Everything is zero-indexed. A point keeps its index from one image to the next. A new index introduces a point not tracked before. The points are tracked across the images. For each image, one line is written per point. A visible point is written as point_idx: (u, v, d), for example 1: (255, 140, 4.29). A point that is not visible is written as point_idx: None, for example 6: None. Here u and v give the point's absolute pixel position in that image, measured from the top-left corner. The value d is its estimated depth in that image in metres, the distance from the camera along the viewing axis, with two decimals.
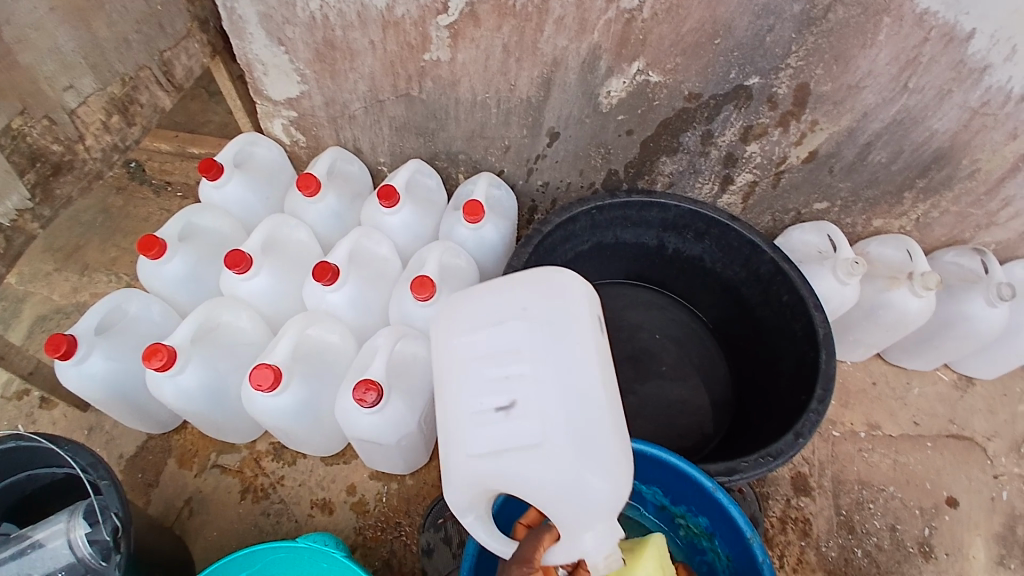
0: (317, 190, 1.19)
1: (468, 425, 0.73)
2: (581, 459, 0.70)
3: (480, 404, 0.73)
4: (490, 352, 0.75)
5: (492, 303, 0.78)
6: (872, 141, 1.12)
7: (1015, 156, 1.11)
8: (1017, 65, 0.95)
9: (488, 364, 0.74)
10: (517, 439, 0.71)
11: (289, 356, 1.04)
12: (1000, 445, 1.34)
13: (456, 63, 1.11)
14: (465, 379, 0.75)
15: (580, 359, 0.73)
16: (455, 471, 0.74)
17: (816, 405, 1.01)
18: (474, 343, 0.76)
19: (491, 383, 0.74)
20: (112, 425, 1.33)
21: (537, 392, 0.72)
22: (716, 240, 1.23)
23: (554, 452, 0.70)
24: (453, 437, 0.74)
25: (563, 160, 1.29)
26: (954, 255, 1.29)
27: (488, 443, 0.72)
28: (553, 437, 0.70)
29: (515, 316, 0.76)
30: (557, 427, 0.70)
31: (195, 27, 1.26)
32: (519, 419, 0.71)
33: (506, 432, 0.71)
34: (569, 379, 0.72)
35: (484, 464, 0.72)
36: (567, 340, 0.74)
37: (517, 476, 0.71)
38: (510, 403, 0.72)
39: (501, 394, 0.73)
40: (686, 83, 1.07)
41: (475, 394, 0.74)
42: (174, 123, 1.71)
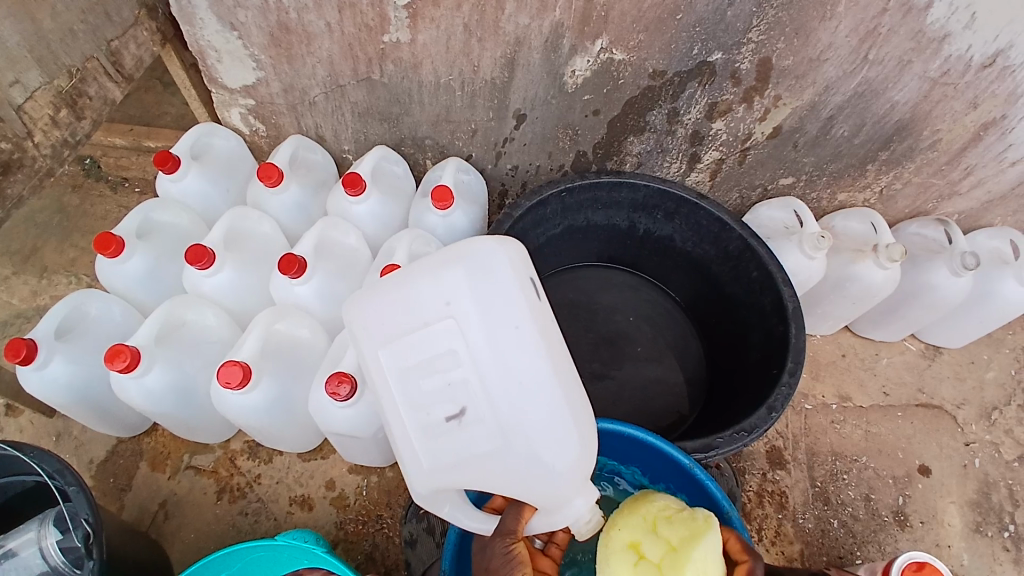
0: (279, 180, 1.16)
1: (419, 431, 0.74)
2: (539, 442, 0.71)
3: (427, 405, 0.73)
4: (426, 359, 0.73)
5: (415, 305, 0.74)
6: (835, 115, 1.13)
7: (975, 126, 1.12)
8: (974, 34, 0.96)
9: (427, 371, 0.73)
10: (469, 431, 0.72)
11: (257, 352, 1.01)
12: (969, 412, 1.38)
13: (417, 45, 1.08)
14: (409, 391, 0.74)
15: (517, 342, 0.72)
16: (418, 469, 0.75)
17: (787, 378, 1.02)
18: (407, 353, 0.73)
19: (436, 391, 0.73)
20: (80, 431, 1.29)
21: (482, 388, 0.71)
22: (686, 219, 1.23)
23: (513, 443, 0.71)
24: (413, 449, 0.75)
25: (531, 143, 1.27)
26: (918, 227, 1.31)
27: (450, 446, 0.73)
28: (508, 429, 0.71)
29: (442, 315, 0.72)
30: (511, 418, 0.71)
31: (143, 14, 1.20)
32: (473, 420, 0.72)
33: (463, 434, 0.72)
34: (511, 365, 0.72)
35: (450, 467, 0.74)
36: (500, 325, 0.72)
37: (478, 463, 0.73)
38: (459, 405, 0.72)
39: (444, 394, 0.72)
40: (651, 60, 1.06)
41: (419, 397, 0.73)
42: (129, 116, 1.65)
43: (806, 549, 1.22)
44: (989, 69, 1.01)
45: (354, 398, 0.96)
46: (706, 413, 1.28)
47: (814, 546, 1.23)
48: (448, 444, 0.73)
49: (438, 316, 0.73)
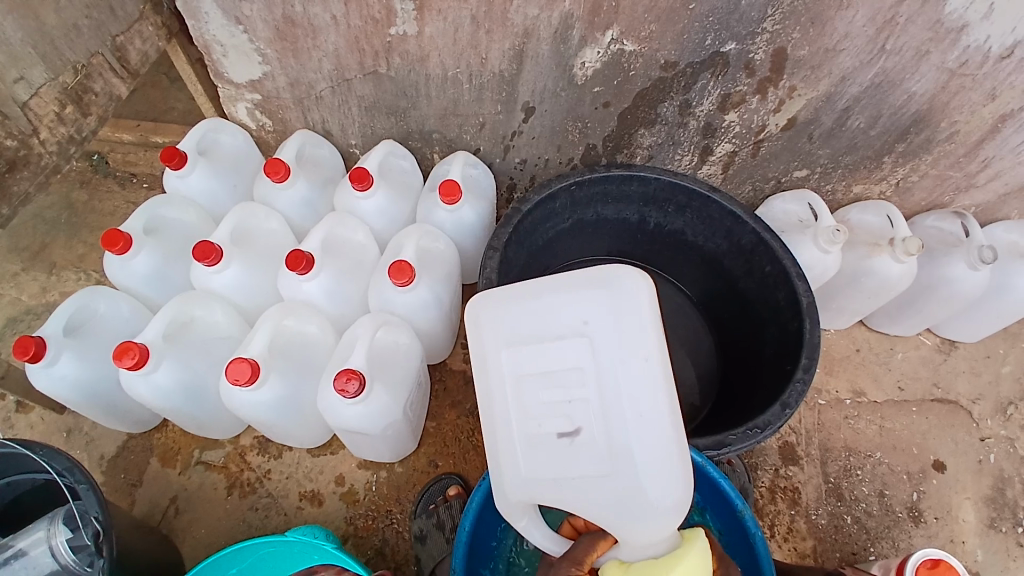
0: (286, 175, 1.15)
1: (523, 445, 0.74)
2: (643, 481, 0.69)
3: (540, 422, 0.73)
4: (550, 371, 0.73)
5: (545, 315, 0.74)
6: (851, 106, 1.10)
7: (994, 118, 1.10)
8: (996, 24, 0.93)
9: (546, 384, 0.73)
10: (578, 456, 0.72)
11: (266, 349, 1.01)
12: (985, 407, 1.36)
13: (424, 37, 1.07)
14: (521, 398, 0.74)
15: (642, 376, 0.70)
16: (511, 483, 0.75)
17: (802, 374, 1.00)
18: (526, 360, 0.74)
19: (551, 406, 0.73)
20: (91, 427, 1.30)
21: (599, 413, 0.71)
22: (697, 213, 1.21)
23: (619, 476, 0.70)
24: (510, 459, 0.75)
25: (540, 136, 1.25)
26: (935, 220, 1.29)
27: (549, 464, 0.73)
28: (616, 461, 0.70)
29: (572, 331, 0.72)
30: (621, 450, 0.70)
31: (148, 8, 1.19)
32: (583, 445, 0.72)
33: (569, 456, 0.72)
34: (633, 399, 0.70)
35: (546, 485, 0.73)
36: (627, 356, 0.70)
37: (578, 492, 0.72)
38: (571, 425, 0.72)
39: (562, 415, 0.73)
40: (662, 51, 1.04)
41: (533, 411, 0.74)
42: (136, 112, 1.64)
43: (818, 546, 1.21)
44: (1010, 60, 0.98)
45: (363, 396, 0.95)
46: (718, 408, 1.27)
47: (827, 542, 1.22)
48: (551, 466, 0.73)
49: (569, 332, 0.73)
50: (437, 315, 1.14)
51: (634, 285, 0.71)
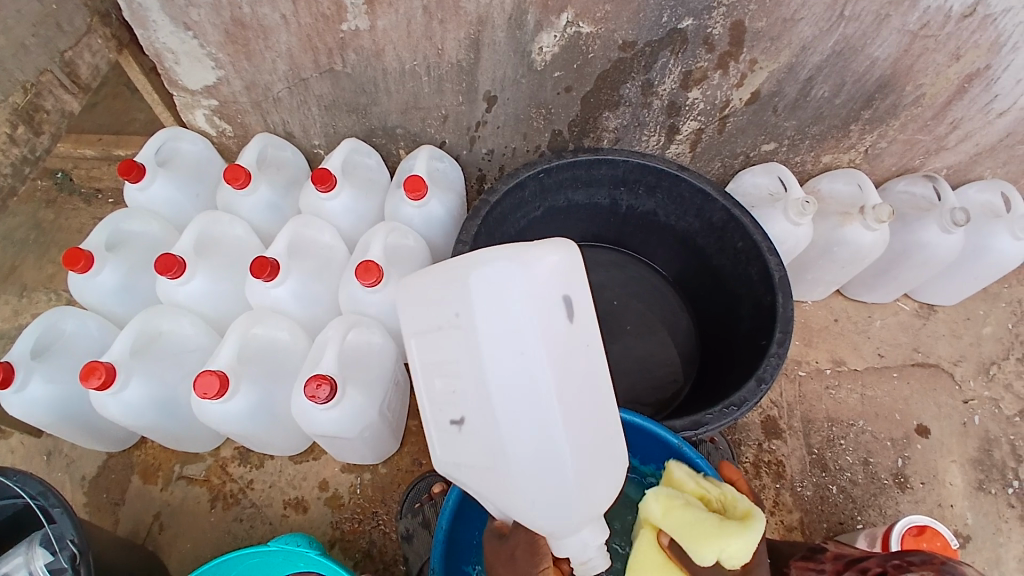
0: (246, 181, 1.13)
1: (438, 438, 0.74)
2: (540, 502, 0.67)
3: (442, 415, 0.73)
4: (445, 360, 0.71)
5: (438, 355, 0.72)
6: (814, 76, 1.09)
7: (957, 80, 1.09)
8: None
9: (440, 375, 0.72)
10: (473, 452, 0.71)
11: (234, 360, 1.00)
12: (967, 369, 1.37)
13: (377, 31, 1.04)
14: (432, 372, 0.73)
15: (524, 387, 0.65)
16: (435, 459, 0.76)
17: (777, 348, 1.00)
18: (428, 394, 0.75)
19: (447, 397, 0.72)
20: (70, 448, 1.28)
21: (493, 444, 0.68)
22: (668, 192, 1.20)
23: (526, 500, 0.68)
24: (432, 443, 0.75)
25: (505, 125, 1.24)
26: (906, 184, 1.28)
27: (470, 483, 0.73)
28: (513, 442, 0.67)
29: (453, 320, 0.69)
30: (523, 478, 0.67)
31: (96, 20, 1.15)
32: (473, 432, 0.70)
33: (467, 441, 0.71)
34: (514, 396, 0.66)
35: (454, 443, 0.73)
36: (507, 350, 0.66)
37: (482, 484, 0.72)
38: (472, 454, 0.70)
39: (454, 410, 0.71)
40: (620, 31, 1.03)
41: (436, 405, 0.74)
42: (97, 125, 1.61)
43: (805, 517, 1.22)
44: (969, 20, 0.97)
45: (335, 400, 0.94)
46: (698, 386, 1.27)
47: (813, 513, 1.22)
48: (456, 449, 0.72)
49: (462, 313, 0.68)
50: None
51: (535, 270, 0.66)
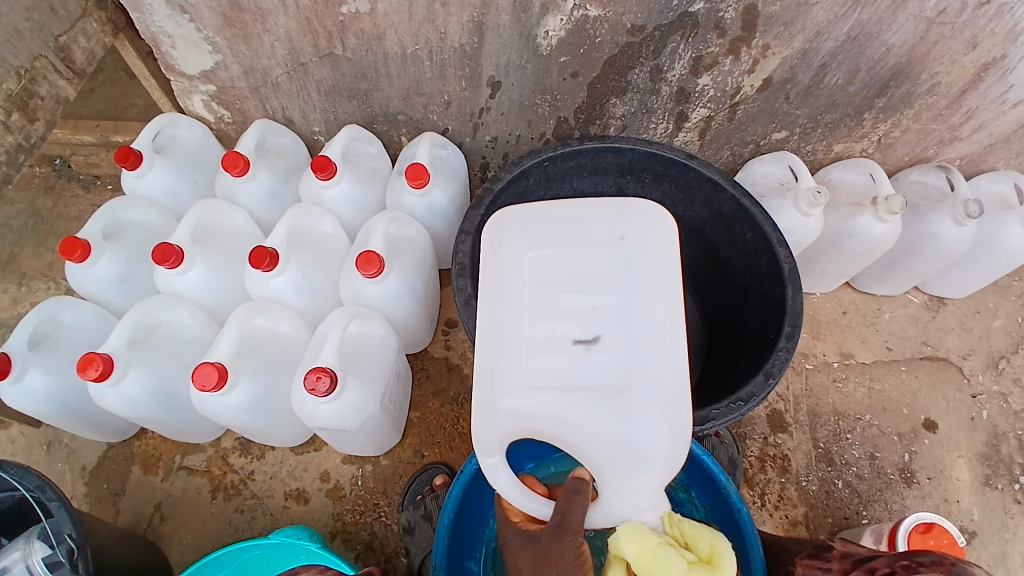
0: (245, 169, 1.10)
1: (533, 349, 0.72)
2: (635, 435, 0.67)
3: (555, 329, 0.72)
4: (577, 279, 0.75)
5: (573, 274, 0.75)
6: (827, 62, 1.06)
7: (974, 68, 1.06)
8: None
9: (565, 292, 0.74)
10: (589, 372, 0.70)
11: (233, 351, 0.98)
12: (976, 362, 1.35)
13: (377, 14, 1.01)
14: (560, 285, 0.75)
15: (660, 319, 0.72)
16: (506, 393, 0.71)
17: (785, 343, 0.98)
18: (536, 309, 0.74)
19: (571, 312, 0.73)
20: (72, 438, 1.27)
21: (624, 360, 0.70)
22: (675, 181, 1.18)
23: (623, 427, 0.68)
24: (517, 363, 0.71)
25: (509, 111, 1.21)
26: (918, 174, 1.26)
27: (551, 405, 0.69)
28: (635, 367, 0.70)
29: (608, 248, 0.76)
30: (631, 403, 0.68)
31: (91, 4, 1.12)
32: (600, 352, 0.71)
33: (585, 361, 0.71)
34: (648, 327, 0.72)
35: (558, 359, 0.71)
36: (650, 286, 0.74)
37: (574, 421, 0.68)
38: (585, 373, 0.70)
39: (581, 327, 0.72)
40: (628, 15, 0.99)
41: (547, 319, 0.73)
42: (96, 111, 1.58)
43: (810, 512, 1.21)
44: (989, 6, 0.94)
45: (336, 393, 0.93)
46: (704, 379, 1.25)
47: (818, 508, 1.21)
48: (559, 365, 0.71)
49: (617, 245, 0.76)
50: (411, 303, 1.11)
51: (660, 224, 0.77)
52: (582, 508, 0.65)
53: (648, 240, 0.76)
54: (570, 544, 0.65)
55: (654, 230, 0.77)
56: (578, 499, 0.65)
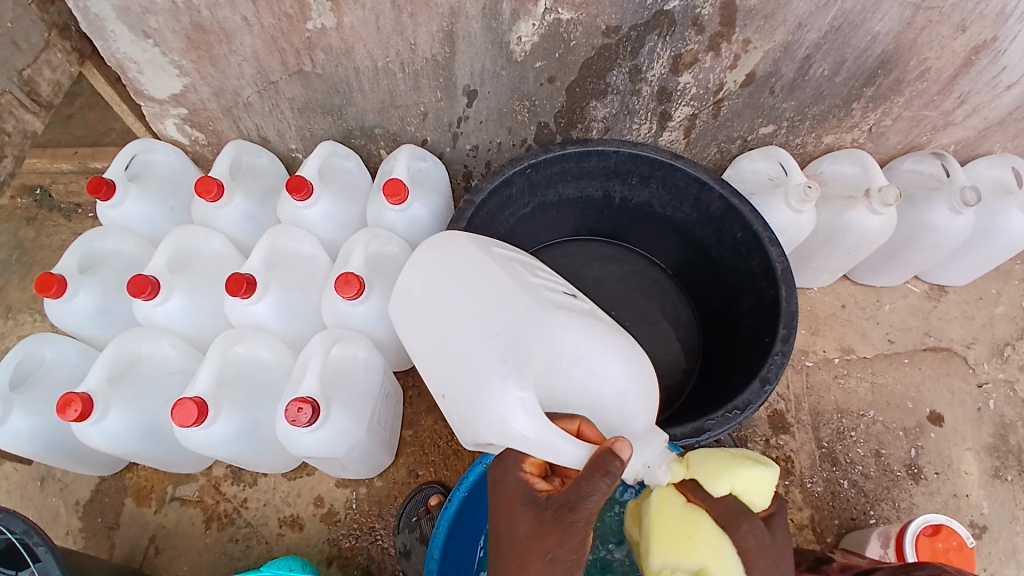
0: (219, 193, 1.07)
1: (547, 295, 0.77)
2: (641, 372, 0.75)
3: (556, 291, 0.80)
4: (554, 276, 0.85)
5: (549, 272, 0.86)
6: (812, 54, 1.02)
7: (966, 51, 1.02)
8: None
9: (548, 276, 0.83)
10: (595, 319, 0.77)
11: (214, 383, 0.96)
12: (980, 351, 1.31)
13: (344, 29, 0.98)
14: (539, 270, 0.84)
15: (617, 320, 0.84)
16: (532, 315, 0.72)
17: (781, 347, 0.95)
18: (534, 274, 0.81)
19: (558, 286, 0.82)
20: (64, 472, 1.26)
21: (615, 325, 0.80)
22: (662, 182, 1.15)
23: (632, 370, 0.74)
24: (535, 295, 0.75)
25: (488, 120, 1.18)
26: (912, 162, 1.22)
27: (571, 338, 0.72)
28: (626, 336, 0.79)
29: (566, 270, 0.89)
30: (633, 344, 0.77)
31: (55, 35, 1.08)
32: (591, 312, 0.80)
33: (586, 311, 0.79)
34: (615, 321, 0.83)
35: (567, 304, 0.77)
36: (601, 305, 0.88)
37: (599, 354, 0.73)
38: (595, 320, 0.77)
39: (572, 295, 0.81)
40: (602, 16, 0.96)
41: (547, 284, 0.80)
42: (74, 137, 1.56)
43: (816, 514, 1.18)
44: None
45: (318, 423, 0.90)
46: (702, 382, 1.22)
47: (824, 510, 1.19)
48: (572, 309, 0.76)
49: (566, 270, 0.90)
50: None
51: None
52: (599, 499, 0.62)
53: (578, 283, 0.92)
54: (576, 528, 0.63)
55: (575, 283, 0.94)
56: (602, 490, 0.62)
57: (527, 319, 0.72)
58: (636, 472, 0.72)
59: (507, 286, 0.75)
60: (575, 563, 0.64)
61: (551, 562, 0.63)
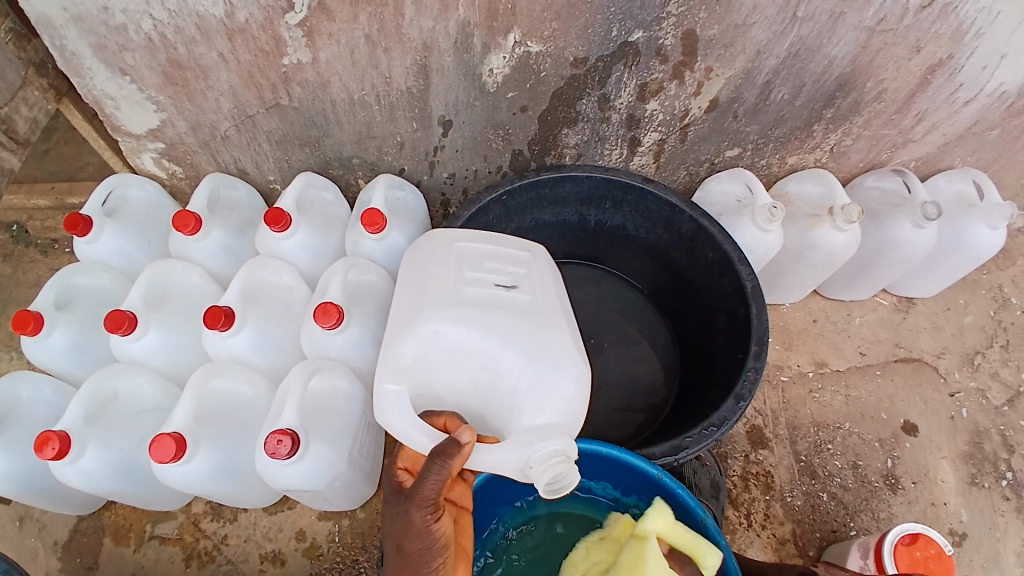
0: (197, 227, 1.08)
1: (454, 294, 0.79)
2: (538, 387, 0.75)
3: (480, 285, 0.81)
4: (493, 264, 0.84)
5: (493, 256, 0.85)
6: (772, 79, 1.07)
7: (921, 71, 1.08)
8: None
9: (484, 265, 0.83)
10: (501, 315, 0.78)
11: (192, 418, 0.95)
12: (951, 361, 1.35)
13: (320, 63, 1.01)
14: (477, 255, 0.85)
15: (556, 307, 0.82)
16: (422, 320, 0.77)
17: (754, 362, 0.97)
18: (462, 265, 0.83)
19: (490, 277, 0.82)
20: (41, 512, 1.22)
21: (532, 316, 0.79)
22: (635, 206, 1.18)
23: (521, 371, 0.76)
24: (441, 299, 0.78)
25: (464, 148, 1.20)
26: (875, 180, 1.27)
27: (463, 334, 0.76)
28: (538, 329, 0.78)
29: (526, 248, 0.88)
30: (547, 348, 0.77)
31: (31, 72, 1.10)
32: (512, 302, 0.80)
33: (499, 304, 0.79)
34: (552, 309, 0.81)
35: (477, 299, 0.79)
36: (552, 288, 0.85)
37: (483, 355, 0.76)
38: (503, 314, 0.78)
39: (501, 285, 0.81)
40: (569, 48, 1.00)
41: (472, 279, 0.81)
42: (50, 173, 1.56)
43: (798, 528, 1.19)
44: (929, 9, 0.96)
45: (299, 454, 0.90)
46: (682, 400, 1.24)
47: (806, 523, 1.20)
48: (477, 308, 0.78)
49: (527, 248, 0.88)
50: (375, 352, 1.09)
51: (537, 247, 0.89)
52: (438, 481, 0.68)
53: (545, 266, 0.87)
54: (419, 513, 0.69)
55: (543, 255, 0.88)
56: (440, 465, 0.68)
57: (416, 326, 0.77)
58: (518, 467, 0.74)
59: (408, 296, 0.80)
60: (429, 552, 0.69)
61: (402, 550, 0.69)
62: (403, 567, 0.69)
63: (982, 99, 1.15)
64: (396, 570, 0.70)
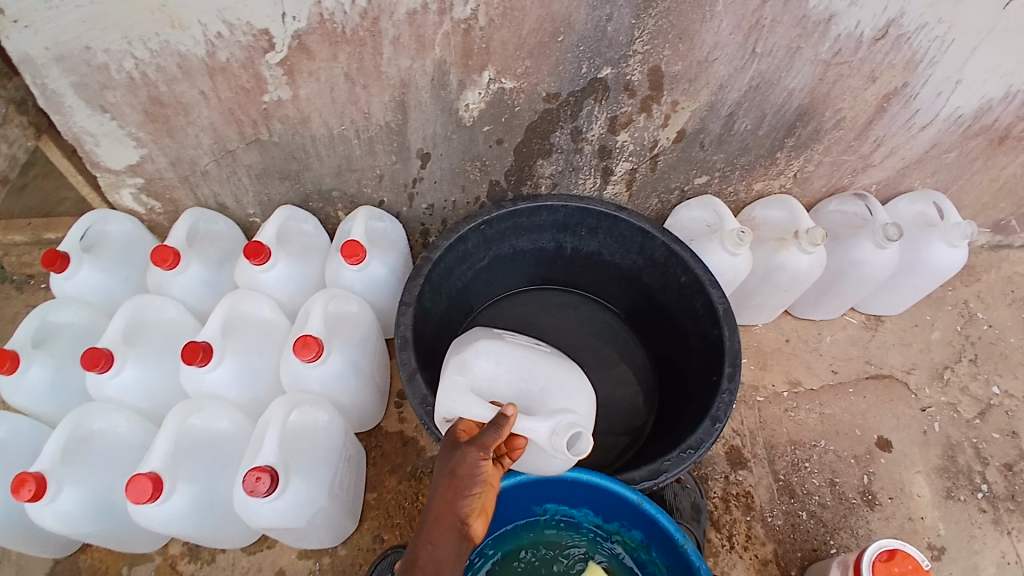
0: (175, 262, 1.08)
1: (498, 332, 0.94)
2: (565, 392, 0.85)
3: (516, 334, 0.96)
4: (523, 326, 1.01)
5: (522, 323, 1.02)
6: (734, 111, 1.13)
7: (877, 99, 1.15)
8: (860, 9, 0.97)
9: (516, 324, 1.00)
10: (537, 349, 0.92)
11: (170, 456, 0.94)
12: (920, 376, 1.40)
13: (300, 100, 1.04)
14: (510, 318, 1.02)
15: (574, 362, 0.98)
16: (474, 338, 0.89)
17: (727, 384, 1.00)
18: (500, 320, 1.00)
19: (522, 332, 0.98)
20: (11, 558, 1.18)
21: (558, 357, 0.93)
22: (609, 232, 1.22)
23: (554, 381, 0.86)
24: (488, 331, 0.92)
25: (442, 180, 1.23)
26: (837, 204, 1.33)
27: (509, 349, 0.88)
28: (565, 363, 0.91)
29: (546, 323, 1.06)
30: (571, 376, 0.89)
31: (11, 109, 1.10)
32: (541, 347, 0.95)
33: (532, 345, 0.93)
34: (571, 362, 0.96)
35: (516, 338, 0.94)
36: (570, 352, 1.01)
37: (525, 365, 0.86)
38: (536, 348, 0.92)
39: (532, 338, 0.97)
40: (542, 84, 1.04)
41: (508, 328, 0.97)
42: (25, 209, 1.55)
43: (779, 548, 1.21)
44: (883, 41, 1.03)
45: (279, 491, 0.89)
46: (660, 422, 1.26)
47: (787, 543, 1.22)
48: (517, 341, 0.92)
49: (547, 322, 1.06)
50: (356, 381, 1.09)
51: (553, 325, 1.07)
52: (496, 434, 0.73)
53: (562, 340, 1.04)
54: (476, 454, 0.71)
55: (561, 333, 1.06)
56: (501, 422, 0.73)
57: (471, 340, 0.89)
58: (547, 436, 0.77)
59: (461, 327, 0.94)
60: (476, 486, 0.71)
61: (454, 476, 0.71)
62: (452, 494, 0.70)
63: (938, 123, 1.21)
64: (444, 496, 0.70)
